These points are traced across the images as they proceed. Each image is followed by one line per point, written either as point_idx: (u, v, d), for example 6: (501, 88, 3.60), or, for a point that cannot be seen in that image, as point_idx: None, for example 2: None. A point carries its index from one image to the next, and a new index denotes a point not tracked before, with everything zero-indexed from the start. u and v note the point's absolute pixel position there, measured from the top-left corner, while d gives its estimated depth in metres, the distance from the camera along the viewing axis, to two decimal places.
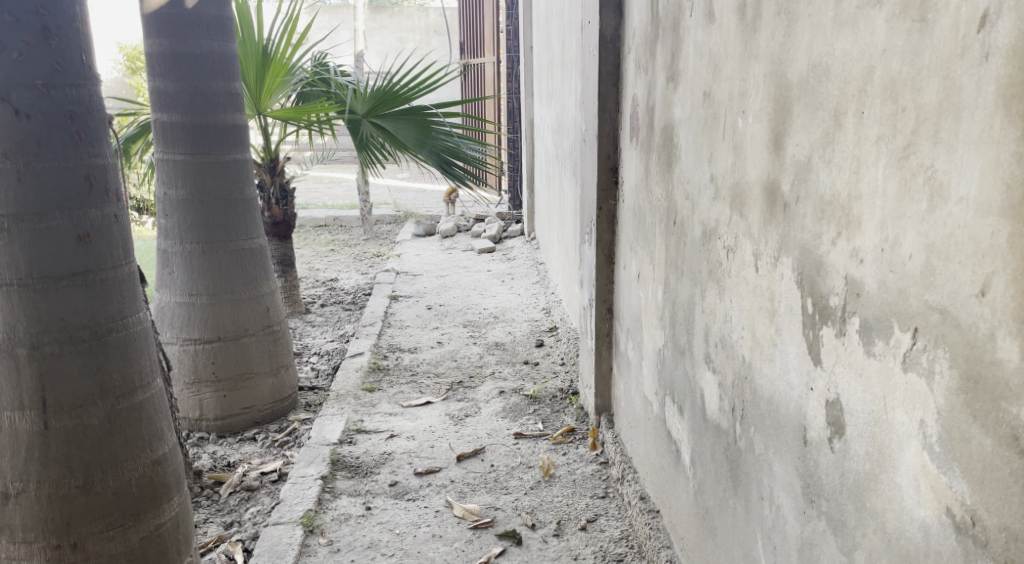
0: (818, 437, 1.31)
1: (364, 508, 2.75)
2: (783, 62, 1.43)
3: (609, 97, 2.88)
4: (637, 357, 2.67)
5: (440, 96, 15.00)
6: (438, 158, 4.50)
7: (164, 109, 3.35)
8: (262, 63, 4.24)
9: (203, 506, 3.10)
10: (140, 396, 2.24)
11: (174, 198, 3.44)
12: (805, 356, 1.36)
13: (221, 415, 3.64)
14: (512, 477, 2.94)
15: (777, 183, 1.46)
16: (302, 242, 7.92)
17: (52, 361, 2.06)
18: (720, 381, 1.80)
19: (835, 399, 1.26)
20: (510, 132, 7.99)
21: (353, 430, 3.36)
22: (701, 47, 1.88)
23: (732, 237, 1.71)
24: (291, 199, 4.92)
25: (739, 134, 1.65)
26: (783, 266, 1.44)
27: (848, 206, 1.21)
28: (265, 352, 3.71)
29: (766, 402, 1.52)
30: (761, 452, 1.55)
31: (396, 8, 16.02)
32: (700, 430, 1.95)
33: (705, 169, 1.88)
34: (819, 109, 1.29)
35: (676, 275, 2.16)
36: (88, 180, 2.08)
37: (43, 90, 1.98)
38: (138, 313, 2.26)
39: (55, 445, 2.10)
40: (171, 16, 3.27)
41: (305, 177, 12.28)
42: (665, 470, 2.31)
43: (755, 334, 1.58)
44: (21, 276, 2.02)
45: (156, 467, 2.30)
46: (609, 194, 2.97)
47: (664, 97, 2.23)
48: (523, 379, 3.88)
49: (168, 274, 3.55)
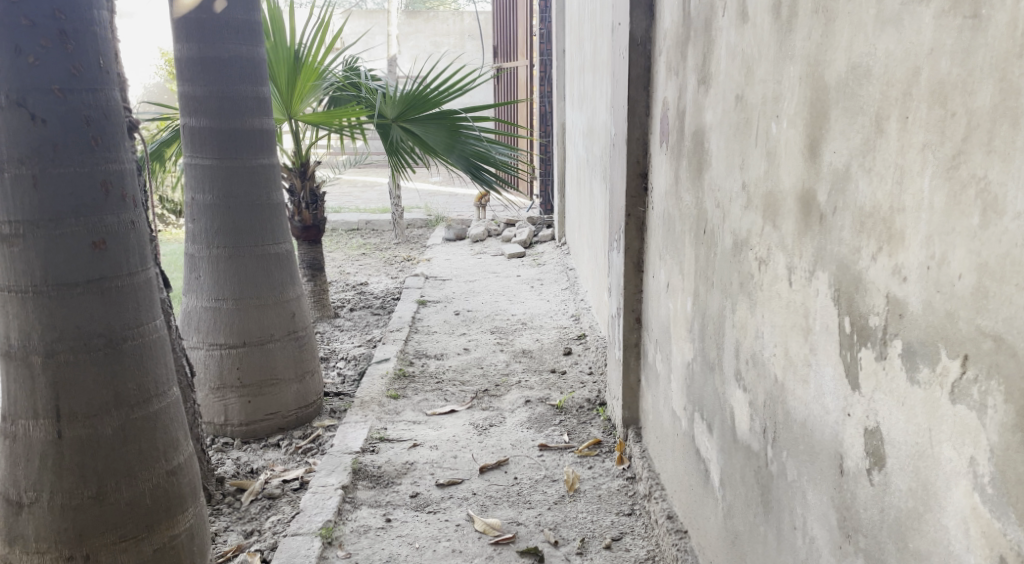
0: (856, 467, 1.22)
1: (384, 520, 2.69)
2: (820, 63, 1.34)
3: (639, 101, 2.80)
4: (665, 369, 2.58)
5: (474, 100, 14.95)
6: (468, 163, 4.43)
7: (193, 114, 3.33)
8: (293, 68, 4.20)
9: (224, 513, 3.06)
10: (155, 405, 2.20)
11: (202, 203, 3.42)
12: (842, 379, 1.26)
13: (246, 421, 3.61)
14: (535, 491, 2.86)
15: (813, 193, 1.37)
16: (334, 245, 7.92)
17: (66, 369, 2.03)
18: (751, 401, 1.70)
19: (875, 428, 1.16)
20: (543, 137, 7.91)
21: (376, 438, 3.30)
22: (733, 48, 1.79)
23: (765, 249, 1.61)
24: (321, 203, 4.86)
25: (773, 139, 1.56)
26: (818, 281, 1.35)
27: (890, 219, 1.12)
28: (290, 357, 3.66)
29: (800, 427, 1.43)
30: (793, 478, 1.46)
31: (431, 12, 16.04)
32: (730, 450, 1.86)
33: (737, 175, 1.79)
34: (859, 114, 1.20)
35: (706, 287, 2.07)
36: (105, 185, 2.04)
37: (60, 95, 1.95)
38: (155, 321, 2.21)
39: (69, 455, 2.07)
40: (200, 21, 3.25)
41: (337, 180, 12.31)
42: (694, 490, 2.21)
43: (789, 352, 1.48)
44: (37, 283, 1.99)
45: (171, 478, 2.25)
46: (638, 200, 2.88)
47: (696, 100, 2.14)
48: (549, 389, 3.79)
49: (195, 278, 3.53)
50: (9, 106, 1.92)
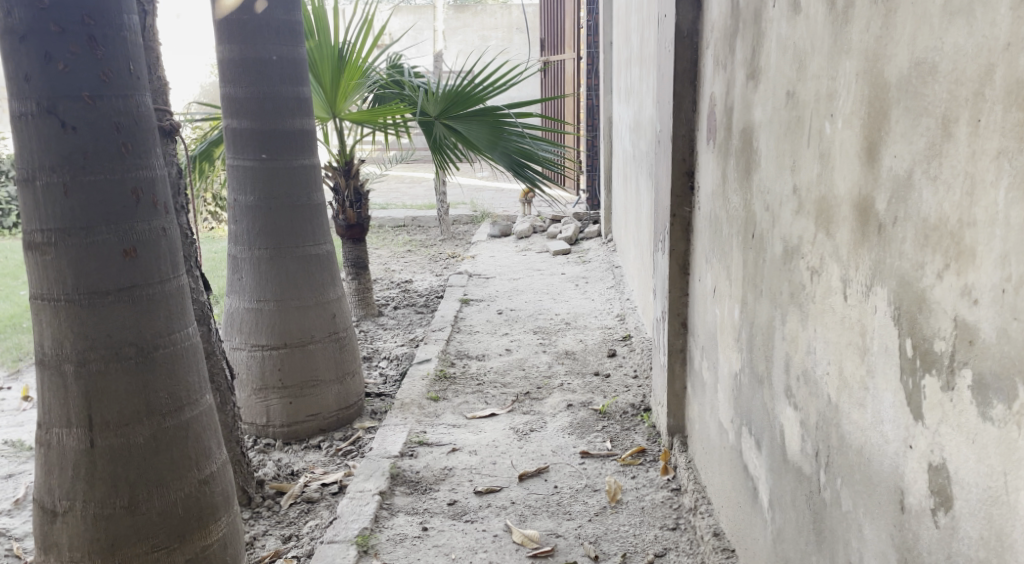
0: (919, 506, 1.11)
1: (420, 528, 2.61)
2: (880, 58, 1.22)
3: (685, 96, 2.68)
4: (712, 378, 2.47)
5: (520, 94, 14.83)
6: (511, 160, 4.34)
7: (235, 115, 3.30)
8: (337, 66, 4.15)
9: (263, 517, 3.00)
10: (187, 414, 2.15)
11: (244, 204, 3.39)
12: (904, 408, 1.15)
13: (288, 422, 3.55)
14: (576, 500, 2.76)
15: (871, 200, 1.25)
16: (380, 242, 7.90)
17: (98, 380, 2.00)
18: (803, 421, 1.59)
19: (940, 464, 1.05)
20: (589, 131, 7.78)
21: (414, 442, 3.23)
22: (785, 41, 1.67)
23: (818, 258, 1.50)
24: (365, 202, 4.79)
25: (827, 140, 1.44)
26: (876, 297, 1.23)
27: (958, 233, 1.01)
28: (331, 358, 3.61)
29: (857, 454, 1.31)
30: (849, 510, 1.35)
31: (479, 6, 15.94)
32: (780, 470, 1.75)
33: (788, 178, 1.67)
34: (923, 116, 1.09)
35: (754, 295, 1.95)
36: (135, 193, 2.00)
37: (90, 102, 1.91)
38: (187, 329, 2.17)
39: (101, 464, 2.03)
40: (242, 22, 3.22)
41: (384, 176, 12.34)
42: (741, 508, 2.10)
43: (843, 372, 1.37)
44: (68, 291, 1.96)
45: (204, 487, 2.20)
46: (683, 200, 2.76)
47: (744, 96, 2.02)
48: (592, 392, 3.69)
49: (237, 279, 3.50)
50: (39, 113, 1.88)
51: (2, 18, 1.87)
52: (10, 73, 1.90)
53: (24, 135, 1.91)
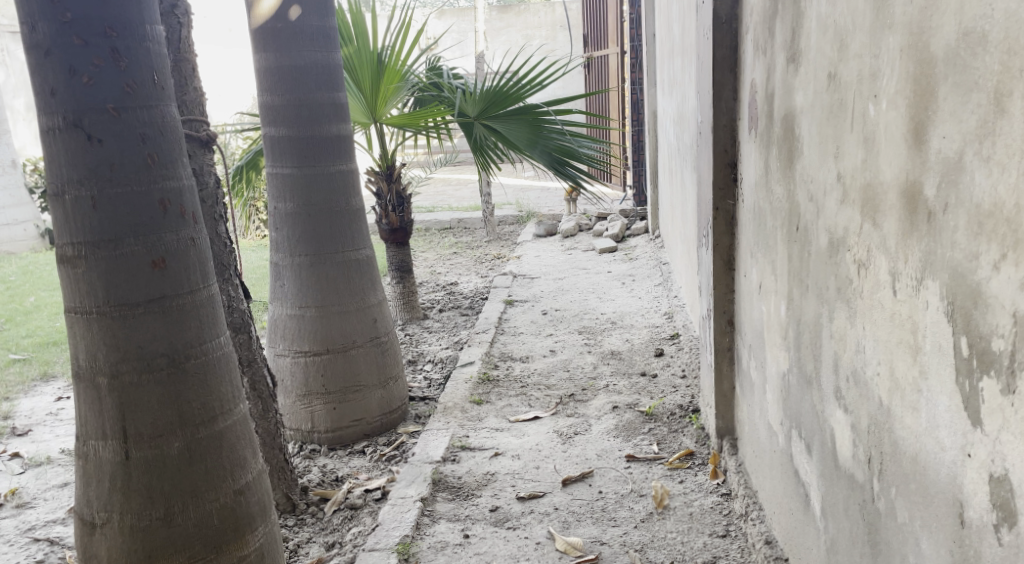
0: (980, 520, 1.01)
1: (462, 535, 2.55)
2: (925, 31, 1.12)
3: (725, 84, 2.57)
4: (760, 378, 2.36)
5: (565, 91, 14.71)
6: (551, 158, 4.26)
7: (273, 123, 3.28)
8: (376, 70, 4.10)
9: (307, 525, 2.89)
10: (221, 424, 1.96)
11: (284, 211, 3.36)
12: (960, 411, 1.05)
13: (332, 428, 3.49)
14: (621, 507, 2.68)
15: (918, 186, 1.15)
16: (426, 245, 7.88)
17: (131, 391, 1.84)
18: (853, 424, 1.49)
19: (1002, 476, 0.95)
20: (635, 126, 7.64)
21: (457, 446, 3.17)
22: (825, 20, 1.57)
23: (864, 250, 1.39)
24: (408, 205, 4.75)
25: (871, 123, 1.34)
26: (927, 292, 1.14)
27: (1014, 220, 0.91)
28: (374, 363, 3.54)
29: (911, 462, 1.22)
30: (904, 521, 1.25)
31: (523, 6, 15.87)
32: (832, 476, 1.64)
33: (832, 165, 1.56)
34: (974, 92, 0.99)
35: (800, 291, 1.85)
36: (162, 204, 1.84)
37: (115, 114, 1.76)
38: (220, 339, 1.98)
39: (136, 476, 1.87)
40: (277, 30, 3.20)
41: (429, 180, 12.36)
42: (794, 515, 2.00)
43: (894, 372, 1.27)
44: (99, 303, 1.81)
45: (240, 497, 2.01)
46: (727, 193, 2.66)
47: (785, 81, 1.91)
48: (639, 393, 3.60)
49: (279, 287, 3.45)
50: (65, 127, 1.75)
51: (27, 33, 1.74)
52: (37, 88, 1.77)
53: (52, 149, 1.78)
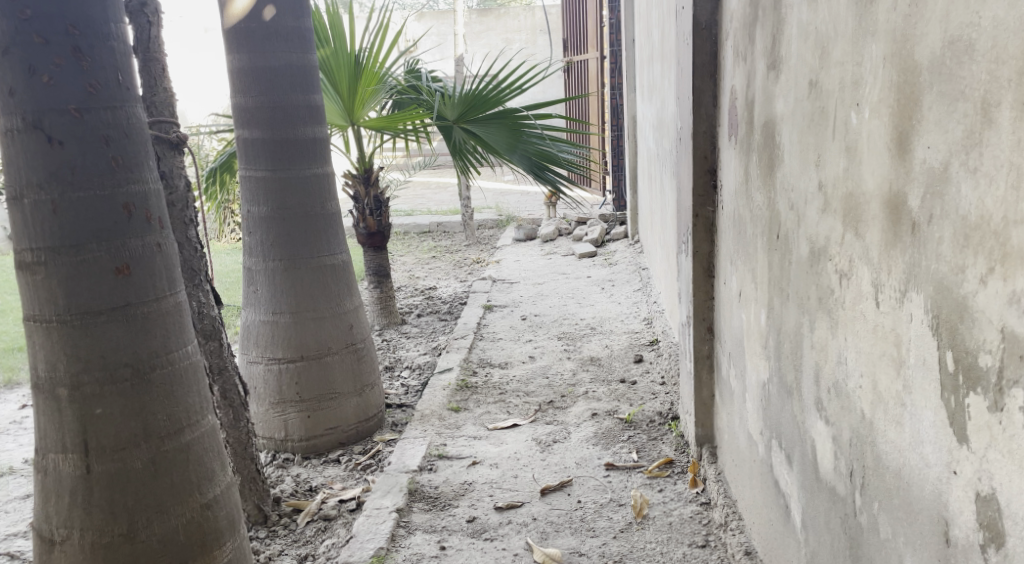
0: (966, 539, 0.99)
1: (438, 547, 2.50)
2: (909, 39, 1.10)
3: (705, 91, 2.55)
4: (740, 387, 2.34)
5: (546, 95, 14.71)
6: (531, 163, 4.22)
7: (247, 125, 3.22)
8: (354, 73, 4.04)
9: (279, 537, 2.83)
10: (187, 436, 1.91)
11: (257, 215, 3.30)
12: (945, 427, 1.02)
13: (307, 436, 3.43)
14: (600, 517, 2.65)
15: (902, 197, 1.13)
16: (405, 249, 7.83)
17: (93, 403, 1.78)
18: (835, 436, 1.47)
19: (989, 495, 0.93)
20: (614, 131, 7.64)
21: (434, 455, 3.13)
22: (806, 27, 1.55)
23: (846, 261, 1.37)
24: (385, 209, 4.70)
25: (853, 132, 1.32)
26: (911, 304, 1.11)
27: (1002, 233, 0.89)
28: (349, 370, 3.49)
29: (894, 477, 1.19)
30: (887, 537, 1.23)
31: (502, 9, 15.87)
32: (813, 488, 1.62)
33: (813, 174, 1.54)
34: (960, 101, 0.97)
35: (780, 300, 1.83)
36: (126, 208, 1.78)
37: (77, 116, 1.71)
38: (187, 347, 1.93)
39: (97, 491, 1.81)
40: (250, 30, 3.15)
41: (408, 183, 12.31)
42: (774, 526, 1.98)
43: (877, 385, 1.25)
44: (60, 312, 1.75)
45: (207, 511, 1.96)
46: (706, 199, 2.64)
47: (765, 88, 1.89)
48: (618, 400, 3.57)
49: (253, 292, 3.39)
50: (25, 128, 1.70)
51: None
52: None
53: (11, 150, 1.72)
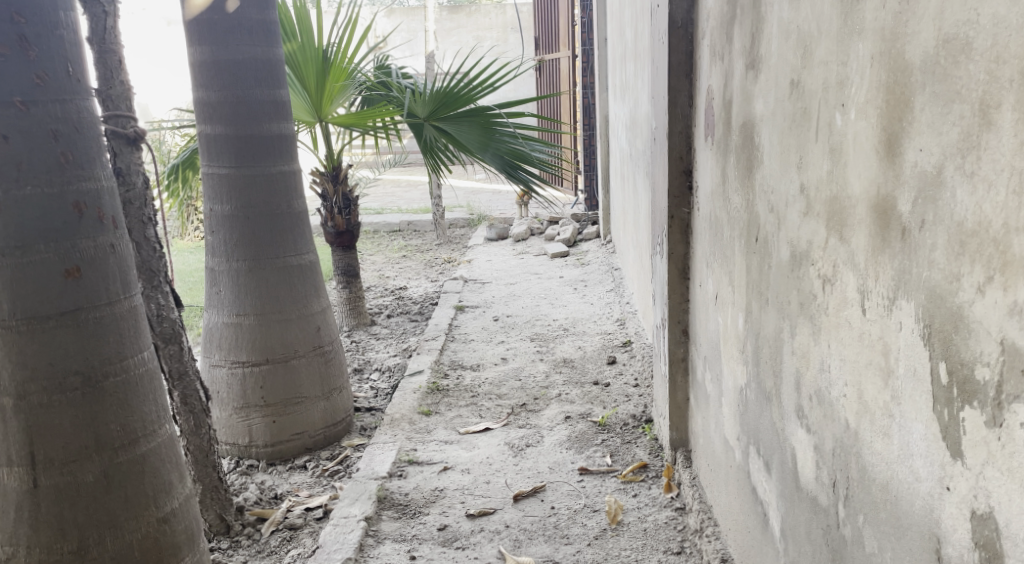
0: (959, 557, 0.95)
1: (408, 557, 2.44)
2: (899, 38, 1.06)
3: (681, 90, 2.51)
4: (716, 391, 2.31)
5: (518, 94, 14.66)
6: (503, 161, 4.16)
7: (210, 121, 3.13)
8: (321, 68, 3.96)
9: (242, 547, 2.75)
10: (143, 447, 1.83)
11: (220, 214, 3.21)
12: (937, 441, 0.99)
13: (272, 442, 3.35)
14: (574, 523, 2.60)
15: (891, 201, 1.09)
16: (374, 248, 7.74)
17: (41, 414, 1.69)
18: (817, 446, 1.43)
19: (986, 513, 0.89)
20: (586, 130, 7.60)
21: (404, 461, 3.06)
22: (788, 25, 1.51)
23: (830, 266, 1.34)
24: (354, 207, 4.62)
25: (838, 134, 1.28)
26: (900, 312, 1.08)
27: (1002, 241, 0.85)
28: (316, 374, 3.41)
29: (881, 490, 1.16)
30: (872, 551, 1.20)
31: (474, 7, 15.79)
32: (793, 497, 1.59)
33: (795, 176, 1.51)
34: (956, 103, 0.93)
35: (759, 304, 1.79)
36: (77, 207, 1.70)
37: (23, 109, 1.62)
38: (142, 354, 1.85)
39: (45, 506, 1.73)
40: (213, 22, 3.06)
41: (379, 181, 12.20)
42: (751, 534, 1.95)
43: (862, 395, 1.21)
44: (4, 317, 1.66)
45: (164, 526, 1.88)
46: (682, 201, 2.60)
47: (744, 88, 1.86)
48: (591, 403, 3.53)
49: (215, 293, 3.30)
50: None
51: None
52: None
53: None
